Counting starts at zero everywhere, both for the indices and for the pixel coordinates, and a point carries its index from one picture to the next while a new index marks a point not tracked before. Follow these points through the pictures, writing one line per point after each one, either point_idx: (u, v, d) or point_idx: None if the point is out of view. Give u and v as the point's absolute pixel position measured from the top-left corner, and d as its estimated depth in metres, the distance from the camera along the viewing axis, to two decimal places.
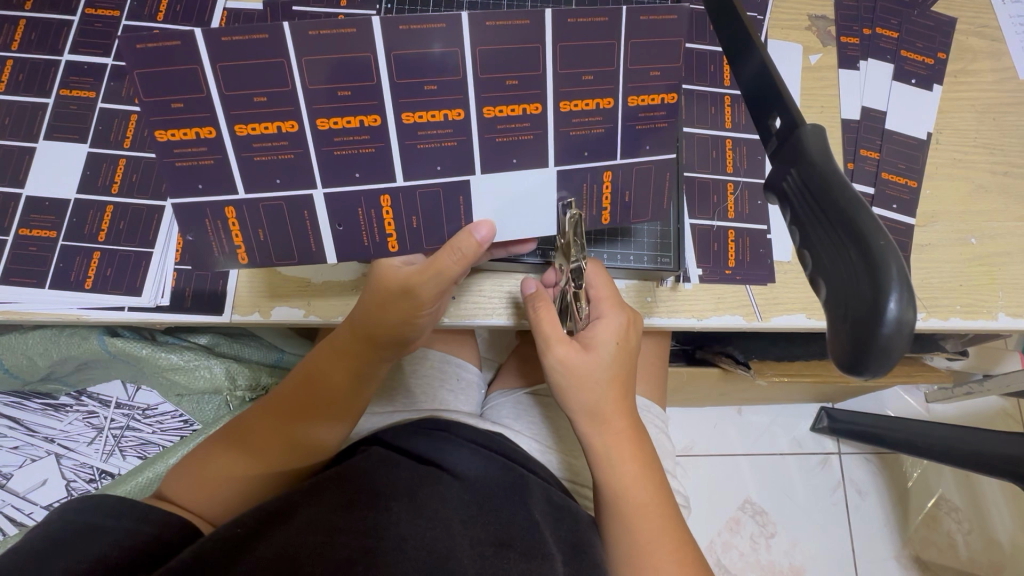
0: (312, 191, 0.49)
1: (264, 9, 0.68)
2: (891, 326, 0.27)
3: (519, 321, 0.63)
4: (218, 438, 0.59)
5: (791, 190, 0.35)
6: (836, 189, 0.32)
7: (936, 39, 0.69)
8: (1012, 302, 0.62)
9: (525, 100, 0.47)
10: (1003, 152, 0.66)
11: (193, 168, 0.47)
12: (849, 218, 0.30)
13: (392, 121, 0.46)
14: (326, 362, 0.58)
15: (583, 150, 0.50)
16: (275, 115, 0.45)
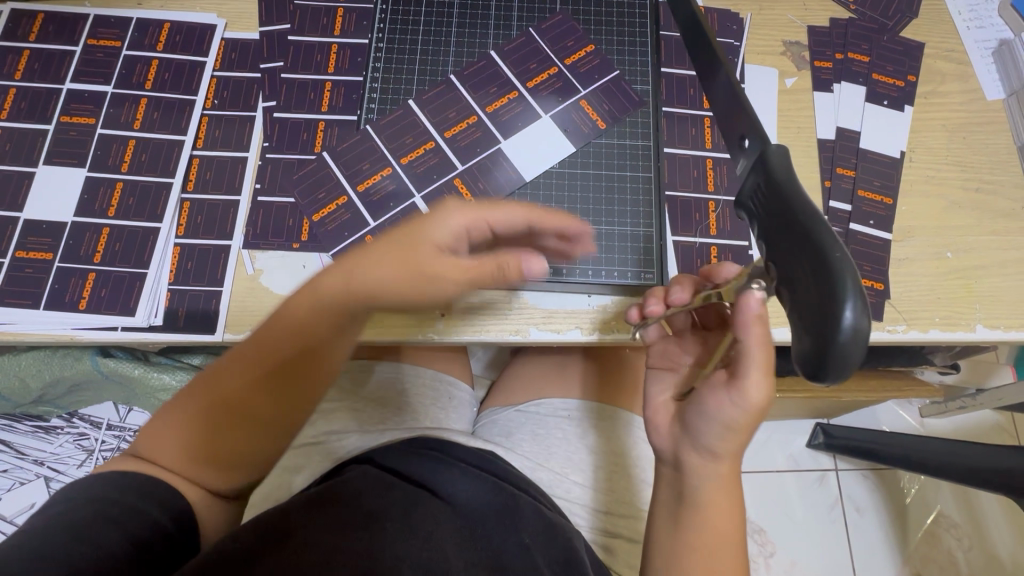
0: (412, 198, 0.65)
1: (261, 39, 0.71)
2: (844, 333, 0.29)
3: (508, 337, 0.61)
4: (195, 410, 0.51)
5: (758, 202, 0.36)
6: (797, 201, 0.34)
7: (906, 63, 0.72)
8: (990, 313, 0.63)
9: (506, 91, 0.67)
10: (975, 169, 0.68)
11: (338, 227, 0.64)
12: (808, 228, 0.32)
13: (439, 137, 0.66)
14: (314, 336, 0.48)
15: (558, 97, 0.67)
16: (376, 169, 0.65)
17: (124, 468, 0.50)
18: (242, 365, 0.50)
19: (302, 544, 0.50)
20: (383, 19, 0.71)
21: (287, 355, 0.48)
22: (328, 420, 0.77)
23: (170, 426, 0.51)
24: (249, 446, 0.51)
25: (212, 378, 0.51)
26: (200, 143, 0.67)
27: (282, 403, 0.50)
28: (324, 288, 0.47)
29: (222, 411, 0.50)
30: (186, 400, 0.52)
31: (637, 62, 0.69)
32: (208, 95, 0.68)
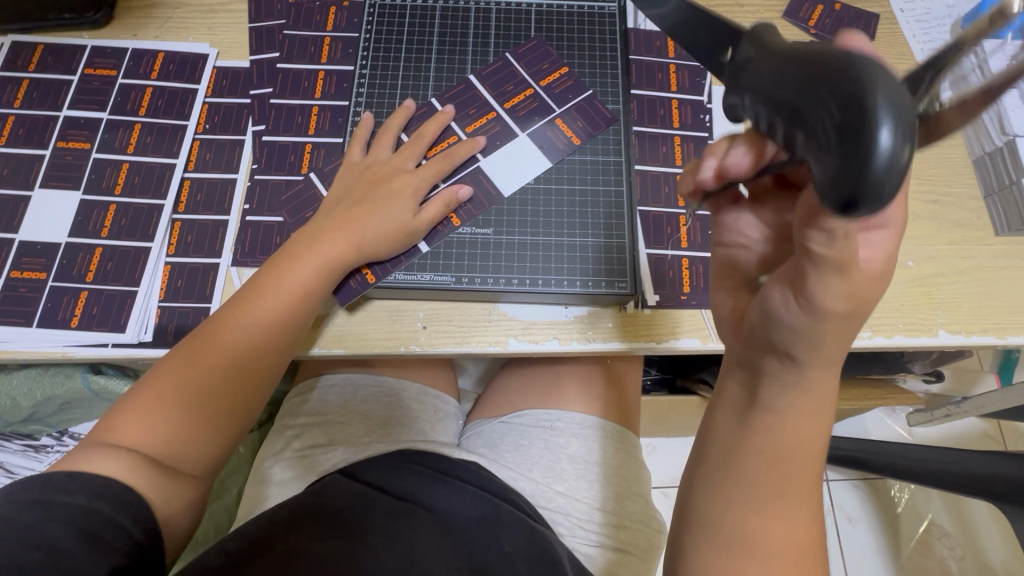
0: None
1: (251, 67, 0.74)
2: (880, 157, 0.25)
3: (486, 349, 0.63)
4: (173, 395, 0.53)
5: (764, 75, 0.33)
6: (812, 50, 0.30)
7: None
8: (951, 319, 0.66)
9: (483, 113, 0.69)
10: (932, 182, 0.71)
11: None
12: (834, 63, 0.28)
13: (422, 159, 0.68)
14: (280, 315, 0.57)
15: (533, 116, 0.69)
16: None
17: (75, 470, 0.48)
18: (210, 344, 0.55)
19: (282, 555, 0.54)
20: (367, 44, 0.73)
21: (257, 327, 0.56)
22: (316, 433, 0.78)
23: (137, 416, 0.52)
24: (227, 417, 0.55)
25: (180, 363, 0.54)
26: (192, 166, 0.70)
27: (255, 367, 0.56)
28: (285, 277, 0.58)
29: (199, 388, 0.53)
30: (153, 389, 0.53)
31: (609, 83, 0.71)
32: (200, 120, 0.72)
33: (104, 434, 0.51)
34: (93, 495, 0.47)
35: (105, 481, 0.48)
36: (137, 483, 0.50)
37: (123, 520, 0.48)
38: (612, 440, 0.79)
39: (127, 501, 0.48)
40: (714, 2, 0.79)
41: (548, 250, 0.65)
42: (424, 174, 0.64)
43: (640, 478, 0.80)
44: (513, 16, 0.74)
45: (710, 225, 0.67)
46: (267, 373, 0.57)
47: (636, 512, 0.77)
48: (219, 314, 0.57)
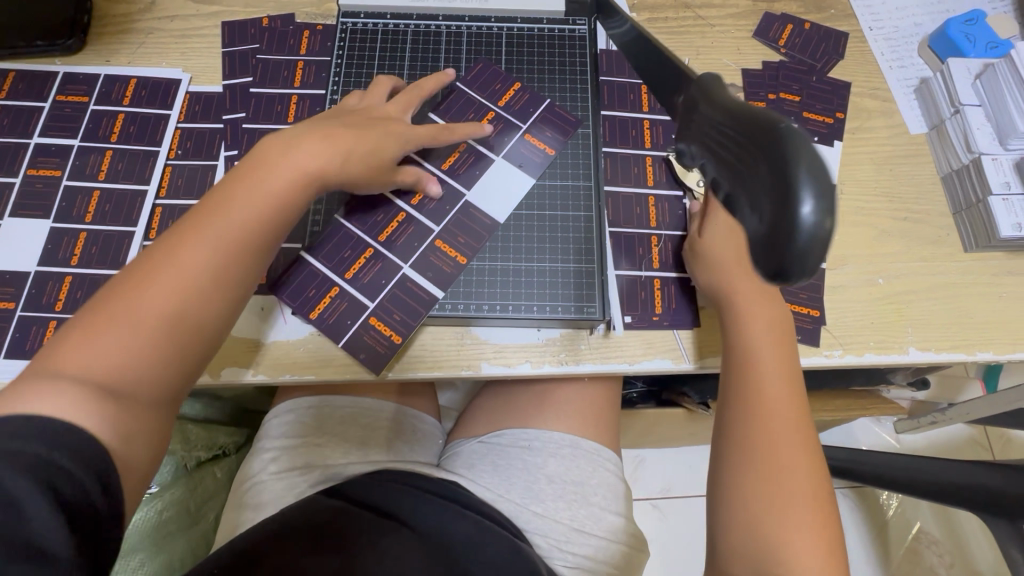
0: (399, 270, 0.64)
1: (224, 92, 0.74)
2: (809, 231, 0.26)
3: (459, 373, 0.63)
4: (126, 323, 0.47)
5: (709, 132, 0.34)
6: (749, 113, 0.31)
7: (834, 101, 0.76)
8: (921, 336, 0.66)
9: (453, 148, 0.69)
10: (902, 199, 0.72)
11: (341, 312, 0.63)
12: (766, 134, 0.29)
13: (407, 206, 0.66)
14: (243, 235, 0.54)
15: (504, 138, 0.70)
16: (359, 253, 0.65)
17: (18, 410, 0.41)
18: (161, 266, 0.50)
19: (271, 569, 0.54)
20: (338, 69, 0.73)
21: (219, 253, 0.52)
22: (290, 456, 0.77)
23: (82, 347, 0.46)
24: (190, 345, 0.51)
25: (128, 289, 0.49)
26: (163, 192, 0.70)
27: (216, 291, 0.52)
28: (248, 200, 0.54)
29: (149, 314, 0.48)
30: (98, 319, 0.47)
31: (579, 106, 0.72)
32: (172, 145, 0.72)
33: (41, 369, 0.45)
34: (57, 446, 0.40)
35: (65, 425, 0.42)
36: (94, 427, 0.43)
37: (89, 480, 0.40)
38: (591, 458, 0.79)
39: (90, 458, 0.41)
40: (685, 22, 0.80)
41: (519, 272, 0.65)
42: (415, 128, 0.65)
43: (619, 497, 0.79)
44: (484, 40, 0.75)
45: (681, 246, 0.68)
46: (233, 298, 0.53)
47: (615, 531, 0.76)
48: (169, 239, 0.52)
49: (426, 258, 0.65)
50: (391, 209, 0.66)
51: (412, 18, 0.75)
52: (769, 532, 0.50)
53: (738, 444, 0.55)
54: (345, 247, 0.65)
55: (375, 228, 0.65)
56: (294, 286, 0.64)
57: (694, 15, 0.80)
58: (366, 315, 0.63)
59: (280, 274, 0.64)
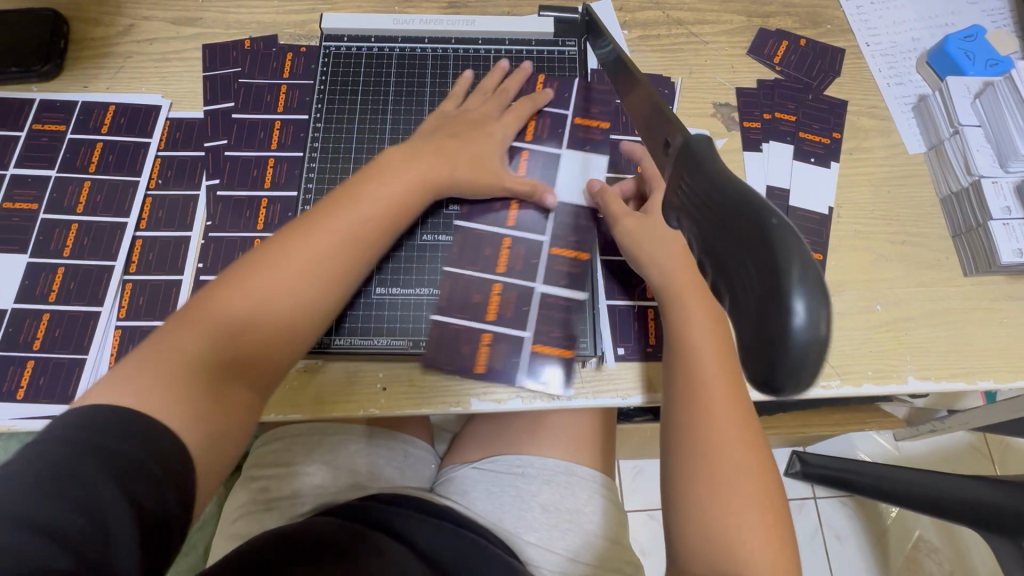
0: (534, 287, 0.65)
1: (206, 118, 0.73)
2: (801, 337, 0.23)
3: (449, 409, 0.62)
4: (251, 298, 0.51)
5: (689, 199, 0.31)
6: (737, 190, 0.28)
7: (831, 120, 0.75)
8: (921, 365, 0.65)
9: (519, 151, 0.69)
10: (901, 222, 0.70)
11: (531, 341, 0.63)
12: (755, 219, 0.26)
13: (505, 228, 0.66)
14: (352, 240, 0.57)
15: (559, 127, 0.70)
16: (485, 287, 0.64)
17: (118, 402, 0.43)
18: (279, 255, 0.54)
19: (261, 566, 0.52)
20: (321, 92, 0.71)
21: (336, 242, 0.56)
22: (280, 484, 0.76)
23: (198, 324, 0.49)
24: (292, 339, 0.54)
25: (245, 275, 0.53)
26: (144, 224, 0.68)
27: (324, 290, 0.55)
28: (362, 205, 0.58)
29: (259, 305, 0.52)
30: (220, 299, 0.51)
31: (571, 130, 0.70)
32: (152, 174, 0.70)
33: (161, 342, 0.48)
34: (138, 446, 0.40)
35: (150, 422, 0.42)
36: (181, 427, 0.44)
37: (165, 479, 0.40)
38: (585, 485, 0.77)
39: (165, 457, 0.41)
40: (678, 40, 0.78)
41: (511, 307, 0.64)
42: (508, 123, 0.68)
43: (615, 524, 0.77)
44: (471, 63, 0.73)
45: None
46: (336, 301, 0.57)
47: (611, 560, 0.74)
48: (290, 230, 0.56)
49: (562, 271, 0.65)
50: (496, 240, 0.66)
51: (397, 41, 0.73)
52: (721, 527, 0.51)
53: (682, 446, 0.55)
54: (472, 291, 0.64)
55: (490, 262, 0.65)
56: (445, 338, 0.63)
57: (687, 32, 0.79)
58: (526, 347, 0.63)
59: (421, 307, 0.64)
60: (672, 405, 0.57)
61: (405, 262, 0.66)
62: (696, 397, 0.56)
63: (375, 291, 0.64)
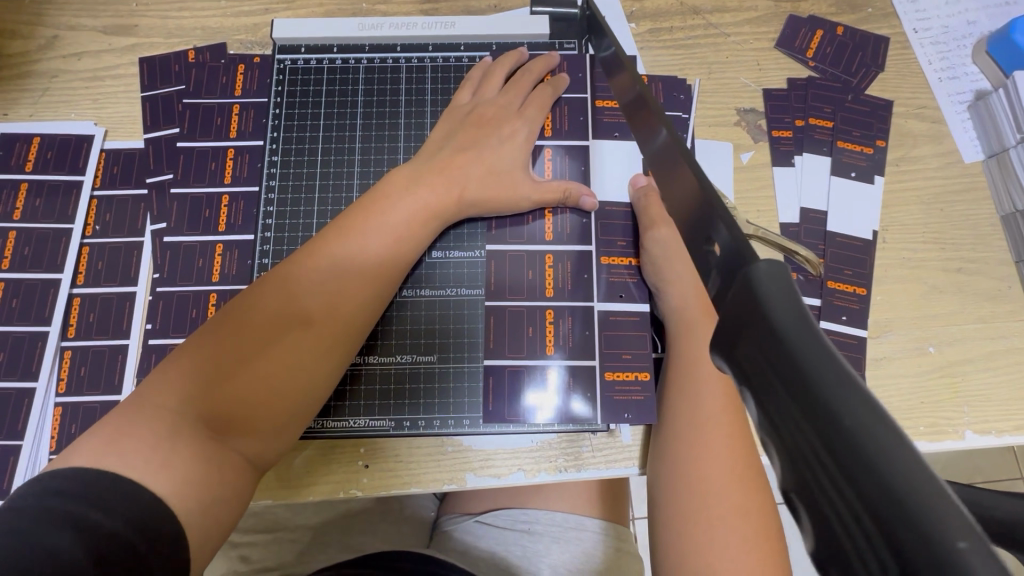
0: (591, 305, 0.56)
1: (147, 148, 0.62)
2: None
3: (442, 485, 0.53)
4: (233, 368, 0.44)
5: (772, 417, 0.18)
6: (872, 449, 0.15)
7: (873, 126, 0.64)
8: (979, 416, 0.56)
9: (542, 152, 0.59)
10: (956, 246, 0.61)
11: (602, 373, 0.55)
12: (920, 537, 0.14)
13: (545, 243, 0.57)
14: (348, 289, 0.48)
15: (579, 115, 0.60)
16: (540, 311, 0.56)
17: (102, 465, 0.38)
18: (278, 298, 0.46)
19: None
20: (279, 113, 0.61)
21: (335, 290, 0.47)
22: (264, 554, 0.69)
23: (191, 378, 0.43)
24: (296, 403, 0.46)
25: (238, 323, 0.45)
26: (80, 279, 0.59)
27: (330, 340, 0.47)
28: (368, 231, 0.49)
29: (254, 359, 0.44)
30: (218, 349, 0.44)
31: (571, 147, 0.60)
32: (88, 219, 0.60)
33: (153, 396, 0.42)
34: (111, 511, 0.35)
35: (133, 485, 0.37)
36: (170, 492, 0.38)
37: (142, 545, 0.35)
38: (596, 536, 0.71)
39: (145, 522, 0.36)
40: (694, 34, 0.67)
41: (512, 366, 0.55)
42: (531, 117, 0.58)
43: None
44: (452, 73, 0.62)
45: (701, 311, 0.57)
46: (345, 353, 0.49)
47: None
48: (287, 265, 0.48)
49: (620, 283, 0.57)
50: (536, 259, 0.57)
51: (365, 50, 0.63)
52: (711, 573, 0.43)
53: (666, 483, 0.49)
54: (523, 323, 0.55)
55: (536, 288, 0.56)
56: (503, 385, 0.54)
57: (705, 22, 0.67)
58: (599, 379, 0.54)
59: (462, 348, 0.55)
60: (662, 445, 0.51)
61: (432, 292, 0.55)
62: (687, 439, 0.49)
63: (393, 327, 0.54)
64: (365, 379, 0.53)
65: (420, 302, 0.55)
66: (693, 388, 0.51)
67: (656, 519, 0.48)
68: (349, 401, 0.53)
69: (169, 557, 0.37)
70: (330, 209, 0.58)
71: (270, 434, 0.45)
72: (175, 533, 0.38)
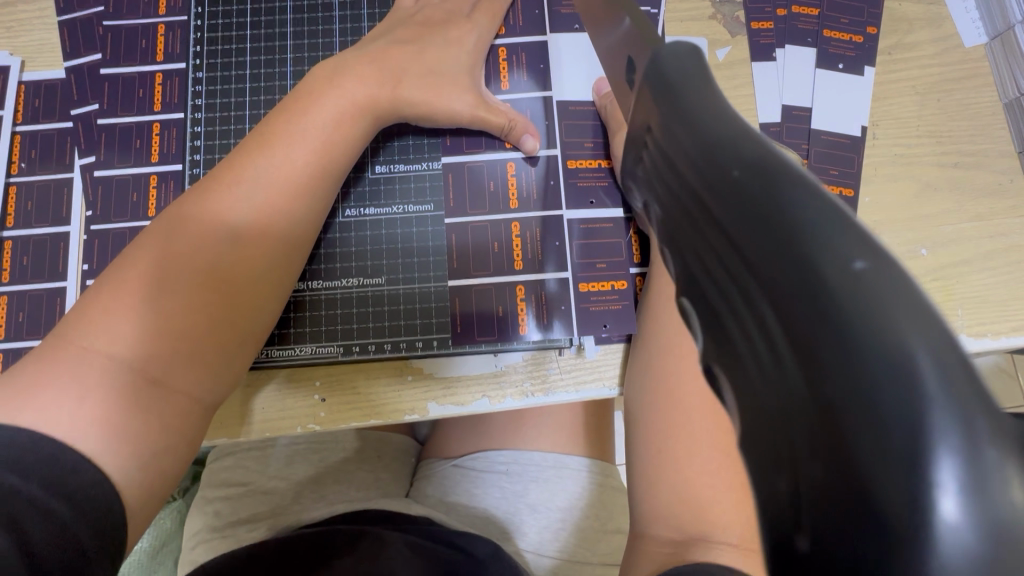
0: (560, 214, 0.51)
1: (69, 78, 0.57)
2: (945, 551, 0.12)
3: (406, 415, 0.50)
4: (161, 291, 0.40)
5: (680, 224, 0.19)
6: (765, 206, 0.15)
7: (864, 11, 0.58)
8: (974, 318, 0.52)
9: (497, 55, 0.54)
10: (952, 140, 0.56)
11: (572, 290, 0.50)
12: (803, 270, 0.14)
13: (506, 151, 0.52)
14: (283, 204, 0.44)
15: (535, 9, 0.54)
16: (505, 224, 0.51)
17: (16, 422, 0.34)
18: (206, 220, 0.42)
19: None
20: (204, 29, 0.56)
21: (271, 206, 0.44)
22: (237, 507, 0.68)
23: (118, 309, 0.39)
24: (254, 317, 0.44)
25: (169, 248, 0.41)
26: (10, 221, 0.55)
27: (276, 251, 0.45)
28: (293, 135, 0.45)
29: (200, 277, 0.41)
30: (153, 276, 0.40)
31: (528, 46, 0.54)
32: (13, 157, 0.56)
33: (75, 335, 0.38)
34: (30, 475, 0.32)
35: (56, 447, 0.34)
36: (98, 451, 0.35)
37: (70, 516, 0.33)
38: (575, 472, 0.69)
39: (72, 490, 0.33)
40: None
41: (469, 287, 0.50)
42: (480, 23, 0.52)
43: (614, 513, 0.69)
44: None
45: None
46: (286, 272, 0.46)
47: (613, 553, 0.67)
48: (212, 179, 0.44)
49: (589, 188, 0.52)
50: (498, 168, 0.52)
51: None
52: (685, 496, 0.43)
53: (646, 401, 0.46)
54: (488, 239, 0.51)
55: (499, 200, 0.51)
56: (469, 307, 0.50)
57: None
58: (573, 290, 0.50)
59: (426, 269, 0.50)
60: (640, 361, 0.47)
61: (378, 210, 0.51)
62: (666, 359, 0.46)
63: (335, 249, 0.50)
64: (310, 305, 0.50)
65: (369, 222, 0.51)
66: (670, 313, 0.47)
67: (632, 438, 0.48)
68: (295, 329, 0.50)
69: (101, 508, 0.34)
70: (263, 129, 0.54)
71: (213, 360, 0.41)
72: (107, 502, 0.35)
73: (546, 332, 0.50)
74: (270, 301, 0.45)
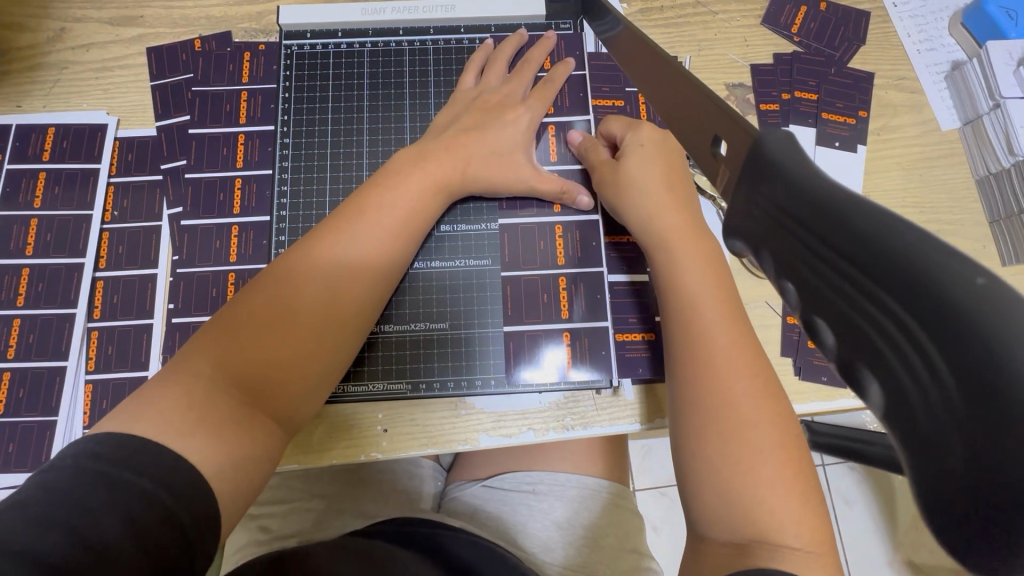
0: (598, 268, 0.59)
1: (159, 135, 0.64)
2: None
3: (458, 445, 0.55)
4: (253, 332, 0.45)
5: (796, 255, 0.25)
6: (913, 265, 0.19)
7: (856, 97, 0.67)
8: None
9: (546, 132, 0.63)
10: (933, 210, 0.65)
11: (609, 337, 0.57)
12: (929, 289, 0.18)
13: (552, 213, 0.60)
14: (363, 270, 0.51)
15: (580, 91, 0.64)
16: (554, 279, 0.58)
17: (133, 423, 0.39)
18: (299, 275, 0.48)
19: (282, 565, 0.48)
20: (289, 97, 0.64)
21: (355, 268, 0.50)
22: (282, 523, 0.72)
23: (219, 344, 0.45)
24: (327, 363, 0.49)
25: (272, 298, 0.47)
26: (103, 263, 0.61)
27: (354, 306, 0.50)
28: (382, 207, 0.52)
29: (290, 318, 0.47)
30: (264, 325, 0.46)
31: (573, 123, 0.63)
32: (106, 205, 0.63)
33: (183, 366, 0.44)
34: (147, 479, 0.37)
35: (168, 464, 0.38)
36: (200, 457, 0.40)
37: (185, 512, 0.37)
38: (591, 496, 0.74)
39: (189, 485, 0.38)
40: (683, 14, 0.69)
41: (521, 334, 0.57)
42: (534, 106, 0.60)
43: (630, 534, 0.74)
44: (454, 56, 0.65)
45: None
46: (359, 330, 0.51)
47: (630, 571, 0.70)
48: (307, 248, 0.50)
49: (618, 258, 0.59)
50: (546, 230, 0.59)
51: (368, 34, 0.66)
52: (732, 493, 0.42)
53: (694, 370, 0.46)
54: (538, 291, 0.58)
55: (548, 257, 0.59)
56: (522, 348, 0.57)
57: (695, 2, 0.70)
58: (610, 338, 0.57)
59: (483, 316, 0.58)
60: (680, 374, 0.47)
61: (442, 263, 0.58)
62: (701, 360, 0.46)
63: (405, 298, 0.57)
64: (381, 346, 0.56)
65: (431, 273, 0.58)
66: (690, 306, 0.48)
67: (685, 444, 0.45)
68: (366, 368, 0.56)
69: (204, 521, 0.38)
70: (340, 188, 0.62)
71: (294, 400, 0.47)
72: (205, 495, 0.39)
73: (590, 373, 0.57)
74: (343, 354, 0.50)
